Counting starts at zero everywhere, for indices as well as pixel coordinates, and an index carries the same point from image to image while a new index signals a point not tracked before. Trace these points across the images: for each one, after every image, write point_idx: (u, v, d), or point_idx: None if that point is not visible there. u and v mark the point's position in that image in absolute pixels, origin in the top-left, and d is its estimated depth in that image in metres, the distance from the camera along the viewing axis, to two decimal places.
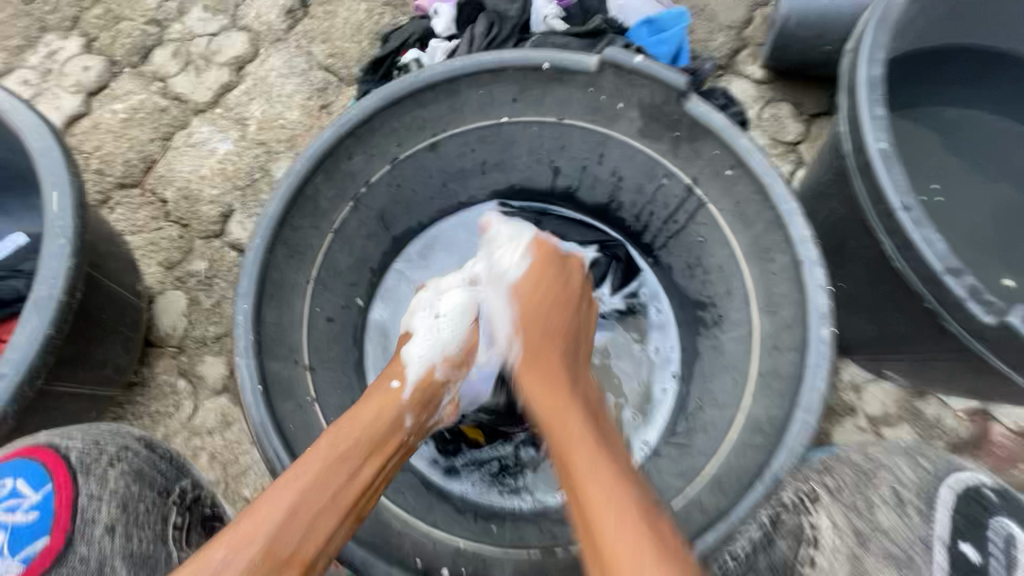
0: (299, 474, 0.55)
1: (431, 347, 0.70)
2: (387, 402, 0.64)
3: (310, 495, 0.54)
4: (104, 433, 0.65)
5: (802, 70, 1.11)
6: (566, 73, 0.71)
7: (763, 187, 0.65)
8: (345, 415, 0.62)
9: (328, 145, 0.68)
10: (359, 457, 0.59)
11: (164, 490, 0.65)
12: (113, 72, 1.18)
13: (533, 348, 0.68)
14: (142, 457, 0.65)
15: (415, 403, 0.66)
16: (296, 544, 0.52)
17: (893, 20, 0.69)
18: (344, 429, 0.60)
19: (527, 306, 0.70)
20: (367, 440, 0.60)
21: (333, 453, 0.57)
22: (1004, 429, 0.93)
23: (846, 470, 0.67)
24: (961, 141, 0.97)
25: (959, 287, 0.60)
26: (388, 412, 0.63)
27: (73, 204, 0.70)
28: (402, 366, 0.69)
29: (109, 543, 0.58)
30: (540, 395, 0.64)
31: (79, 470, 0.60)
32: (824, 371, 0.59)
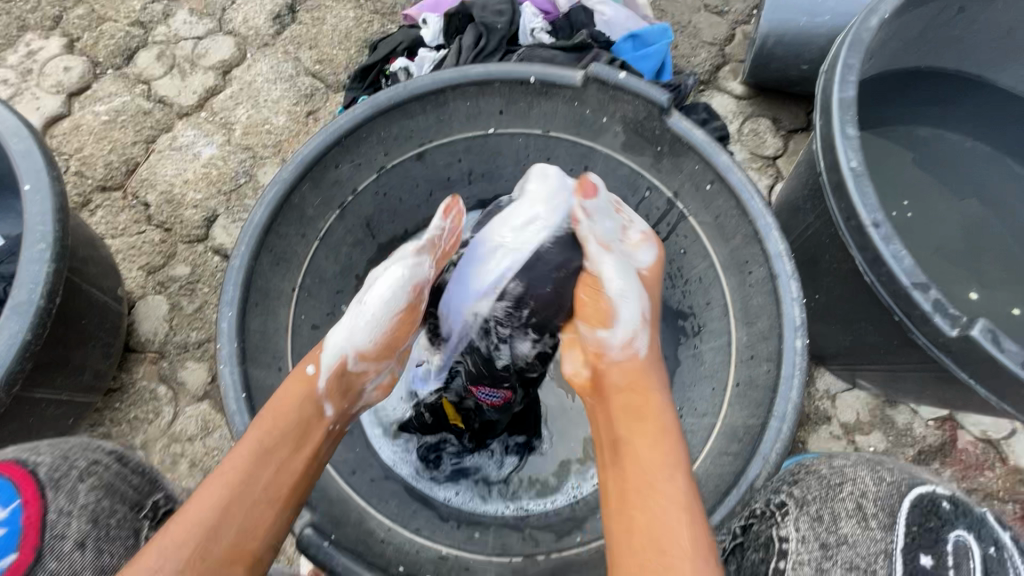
0: (227, 472, 0.56)
1: (349, 333, 0.65)
2: (307, 390, 0.62)
3: (242, 490, 0.56)
4: (73, 448, 0.60)
5: (779, 87, 1.14)
6: (552, 87, 0.73)
7: (740, 203, 0.67)
8: (268, 405, 0.62)
9: (315, 154, 0.69)
10: (284, 450, 0.59)
11: (136, 504, 0.60)
12: (95, 73, 1.17)
13: (653, 349, 0.67)
14: (112, 471, 0.60)
15: (331, 392, 0.63)
16: (232, 539, 0.54)
17: (865, 43, 0.72)
18: (266, 423, 0.60)
19: (652, 298, 0.69)
20: (292, 432, 0.60)
21: (257, 448, 0.58)
22: (970, 437, 0.96)
23: (812, 479, 0.62)
24: (930, 159, 1.01)
25: (925, 301, 0.62)
26: (309, 401, 0.62)
27: (54, 209, 0.69)
28: (319, 349, 0.65)
29: (78, 558, 0.54)
30: (627, 394, 0.62)
31: (48, 485, 0.55)
32: (798, 381, 0.61)
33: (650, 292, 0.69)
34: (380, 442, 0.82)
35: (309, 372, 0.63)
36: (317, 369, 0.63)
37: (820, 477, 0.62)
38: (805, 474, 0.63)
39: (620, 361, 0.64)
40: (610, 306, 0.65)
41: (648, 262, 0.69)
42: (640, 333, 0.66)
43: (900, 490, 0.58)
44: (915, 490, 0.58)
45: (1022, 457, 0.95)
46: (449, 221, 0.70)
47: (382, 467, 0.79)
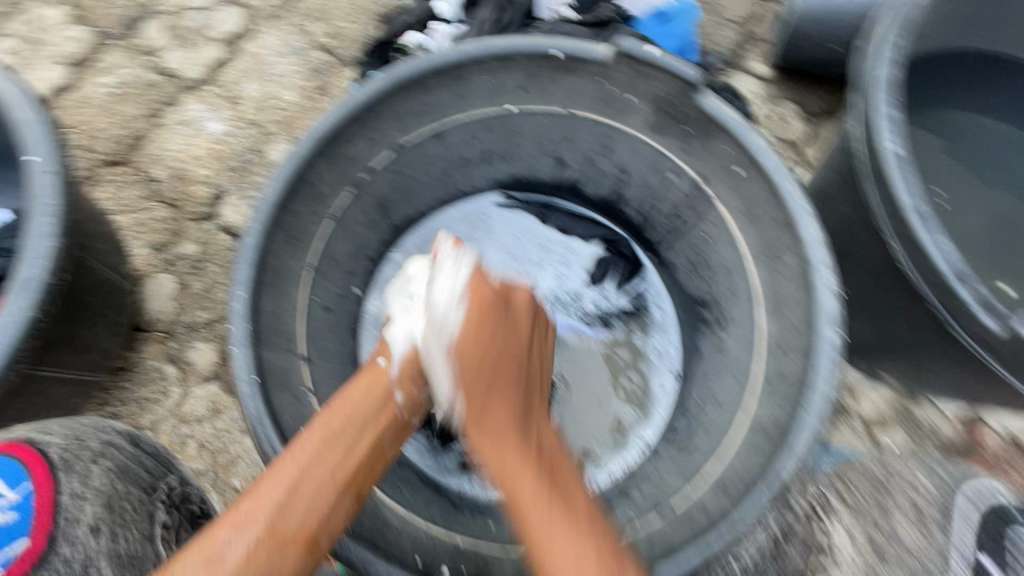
0: (297, 451, 0.54)
1: (416, 323, 0.66)
2: (377, 377, 0.63)
3: (313, 470, 0.54)
4: (84, 430, 0.63)
5: (808, 69, 1.10)
6: (578, 62, 0.69)
7: (774, 188, 0.64)
8: (335, 397, 0.60)
9: (330, 129, 0.66)
10: (355, 433, 0.58)
11: (149, 486, 0.64)
12: (100, 43, 1.14)
13: (473, 402, 0.64)
14: (125, 453, 0.64)
15: (401, 375, 0.64)
16: (300, 519, 0.51)
17: (910, 21, 0.68)
18: (336, 408, 0.59)
19: (462, 362, 0.65)
20: (362, 416, 0.59)
21: (327, 431, 0.56)
22: (993, 434, 0.94)
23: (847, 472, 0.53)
24: (963, 147, 0.97)
25: (967, 295, 0.59)
26: (380, 387, 0.62)
27: (59, 182, 0.66)
28: (386, 344, 0.66)
29: (94, 544, 0.56)
30: (488, 450, 0.61)
31: (61, 467, 0.57)
32: (832, 375, 0.58)
33: (466, 362, 0.65)
34: None
35: (382, 364, 0.64)
36: (391, 360, 0.64)
37: None
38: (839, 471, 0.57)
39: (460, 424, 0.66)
40: None
41: (460, 321, 0.66)
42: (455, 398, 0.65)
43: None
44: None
45: None
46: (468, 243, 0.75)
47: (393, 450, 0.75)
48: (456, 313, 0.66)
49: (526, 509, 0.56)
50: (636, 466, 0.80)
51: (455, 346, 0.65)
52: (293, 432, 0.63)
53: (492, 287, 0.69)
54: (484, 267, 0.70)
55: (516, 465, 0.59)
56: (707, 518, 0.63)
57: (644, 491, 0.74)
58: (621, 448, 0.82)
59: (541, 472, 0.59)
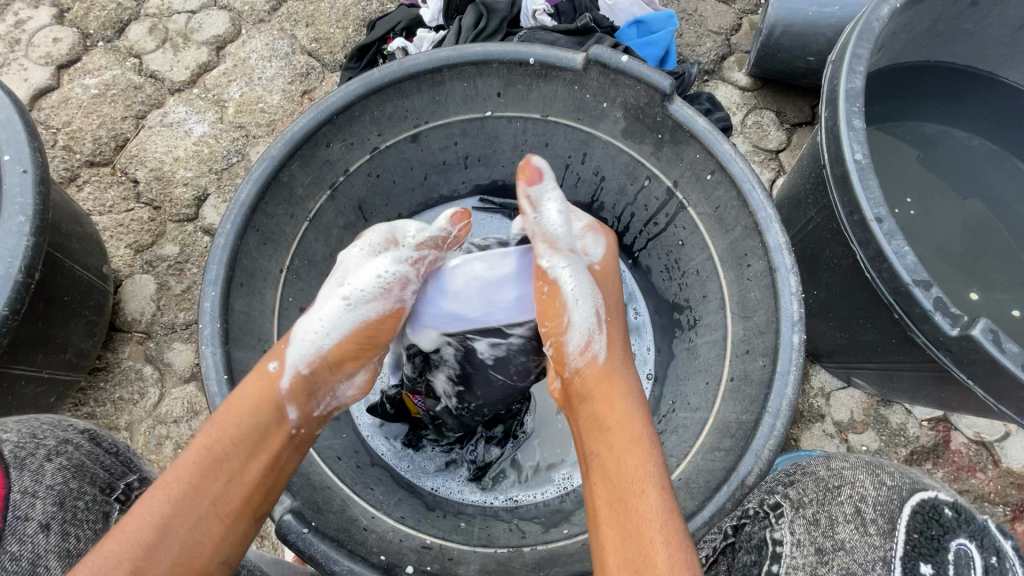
0: (170, 483, 0.50)
1: (328, 316, 0.58)
2: (267, 389, 0.56)
3: (186, 505, 0.49)
4: (43, 427, 0.57)
5: (785, 79, 1.12)
6: (552, 69, 0.70)
7: (741, 194, 0.66)
8: (218, 411, 0.55)
9: (306, 131, 0.66)
10: (239, 456, 0.53)
11: (107, 486, 0.57)
12: (85, 45, 1.14)
13: (614, 348, 0.61)
14: (83, 451, 0.57)
15: (296, 384, 0.57)
16: (173, 559, 0.48)
17: (875, 33, 0.70)
18: (218, 428, 0.54)
19: (608, 296, 0.63)
20: (248, 440, 0.54)
21: (206, 457, 0.52)
22: (963, 438, 0.96)
23: (808, 481, 0.63)
24: (934, 157, 0.99)
25: (926, 300, 0.61)
26: (269, 401, 0.56)
27: (34, 181, 0.67)
28: (285, 344, 0.58)
29: (43, 541, 0.49)
30: (600, 397, 0.58)
31: (13, 463, 0.51)
32: (793, 377, 0.59)
33: (607, 293, 0.63)
34: (369, 428, 0.83)
35: (274, 369, 0.56)
36: (284, 365, 0.57)
37: (819, 479, 0.63)
38: (803, 475, 0.65)
39: (578, 368, 0.60)
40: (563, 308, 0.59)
41: (603, 255, 0.65)
42: (598, 336, 0.60)
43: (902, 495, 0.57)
44: (916, 495, 0.56)
45: (1016, 460, 0.95)
46: (455, 227, 0.66)
47: (367, 454, 0.79)
48: (601, 245, 0.65)
49: (629, 459, 0.53)
50: None
51: (596, 278, 0.64)
52: None
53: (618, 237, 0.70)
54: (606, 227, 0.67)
55: (625, 413, 0.56)
56: None
57: None
58: None
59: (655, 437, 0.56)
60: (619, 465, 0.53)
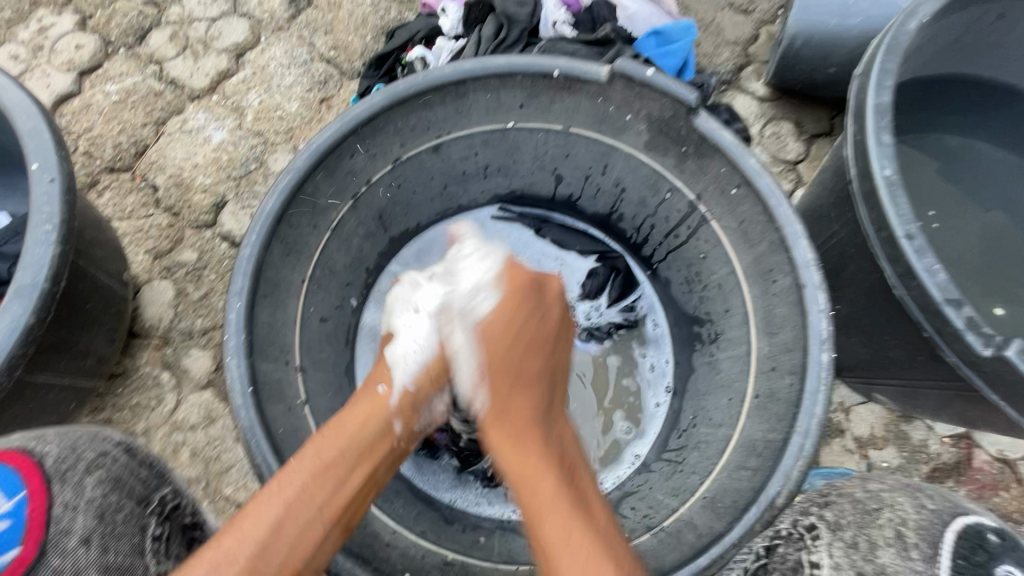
0: (284, 487, 0.56)
1: (417, 343, 0.68)
2: (375, 406, 0.64)
3: (299, 507, 0.56)
4: (82, 438, 0.60)
5: (807, 89, 1.11)
6: (576, 81, 0.70)
7: (767, 209, 0.65)
8: (329, 424, 0.62)
9: (330, 142, 0.66)
10: (345, 467, 0.59)
11: (143, 498, 0.59)
12: (107, 51, 1.15)
13: (495, 398, 0.66)
14: (121, 464, 0.59)
15: (400, 404, 0.65)
16: (282, 558, 0.54)
17: (903, 48, 0.69)
18: (328, 439, 0.60)
19: (493, 350, 0.67)
20: (354, 452, 0.60)
21: (317, 466, 0.58)
22: (986, 456, 0.95)
23: (845, 502, 0.66)
24: (957, 170, 0.98)
25: (958, 318, 0.60)
26: (377, 417, 0.63)
27: (61, 190, 0.67)
28: (387, 369, 0.67)
29: (83, 555, 0.53)
30: (507, 444, 0.63)
31: (54, 477, 0.55)
32: (823, 397, 0.58)
33: (489, 350, 0.67)
34: None
35: (381, 391, 0.65)
36: (390, 388, 0.65)
37: (855, 500, 0.66)
38: (838, 496, 0.68)
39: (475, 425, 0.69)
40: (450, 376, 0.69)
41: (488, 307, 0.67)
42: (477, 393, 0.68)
43: (943, 519, 0.61)
44: (961, 521, 0.61)
45: None
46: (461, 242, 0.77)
47: None
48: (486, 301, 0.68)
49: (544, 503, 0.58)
50: (628, 482, 0.81)
51: (479, 335, 0.67)
52: (285, 445, 0.63)
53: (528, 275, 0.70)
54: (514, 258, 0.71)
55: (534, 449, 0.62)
56: (697, 539, 0.63)
57: (635, 509, 0.75)
58: (614, 463, 0.84)
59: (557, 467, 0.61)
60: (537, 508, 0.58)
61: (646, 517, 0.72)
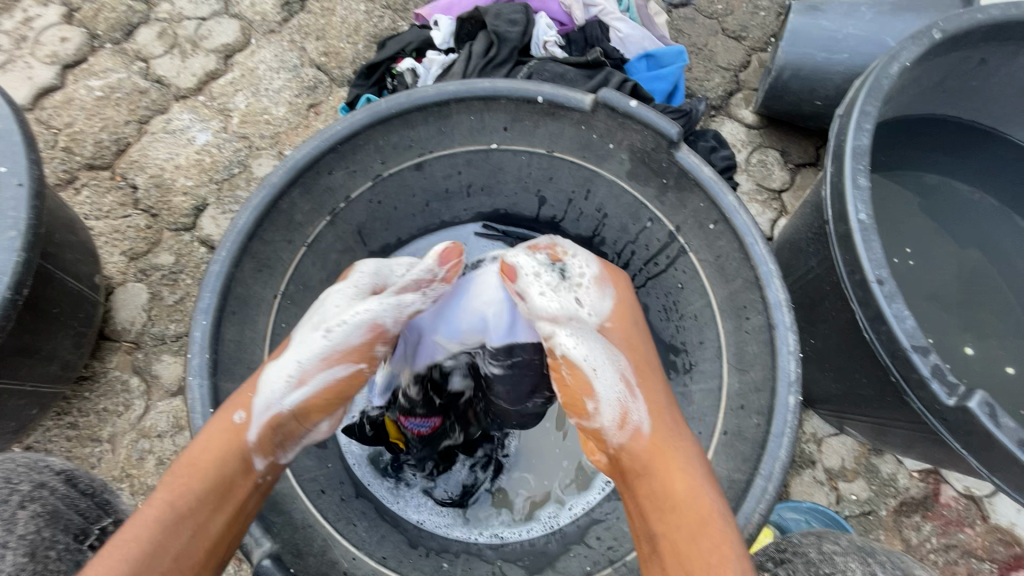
0: (130, 543, 0.51)
1: (301, 363, 0.61)
2: (231, 441, 0.57)
3: (151, 561, 0.51)
4: (17, 470, 0.54)
5: (794, 119, 1.12)
6: (560, 108, 0.70)
7: (743, 247, 0.65)
8: (187, 451, 0.57)
9: (308, 159, 0.66)
10: (203, 512, 0.55)
11: (81, 532, 0.54)
12: (92, 46, 1.13)
13: (656, 411, 0.61)
14: (58, 495, 0.53)
15: (263, 439, 0.59)
16: None
17: (884, 91, 0.70)
18: (181, 479, 0.55)
19: (627, 349, 0.65)
20: (215, 493, 0.56)
21: (170, 513, 0.53)
22: (953, 492, 0.96)
23: (799, 562, 0.58)
24: (936, 208, 0.99)
25: (924, 365, 0.60)
26: (235, 455, 0.58)
27: (29, 195, 0.66)
28: (250, 392, 0.60)
29: None
30: (656, 461, 0.58)
31: None
32: (787, 440, 0.58)
33: (620, 342, 0.66)
34: (355, 457, 0.81)
35: (239, 422, 0.58)
36: (250, 416, 0.58)
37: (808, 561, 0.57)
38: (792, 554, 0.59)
39: (622, 443, 0.60)
40: (587, 378, 0.62)
41: (608, 309, 0.68)
42: (632, 403, 0.61)
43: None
44: None
45: (1004, 516, 0.94)
46: (444, 266, 0.68)
47: (354, 485, 0.77)
48: (604, 302, 0.68)
49: (702, 522, 0.54)
50: (596, 509, 0.79)
51: (607, 334, 0.66)
52: None
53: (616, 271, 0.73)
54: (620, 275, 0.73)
55: (678, 497, 0.56)
56: None
57: (601, 539, 0.74)
58: (584, 489, 0.83)
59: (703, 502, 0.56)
60: (676, 542, 0.54)
61: (611, 550, 0.71)
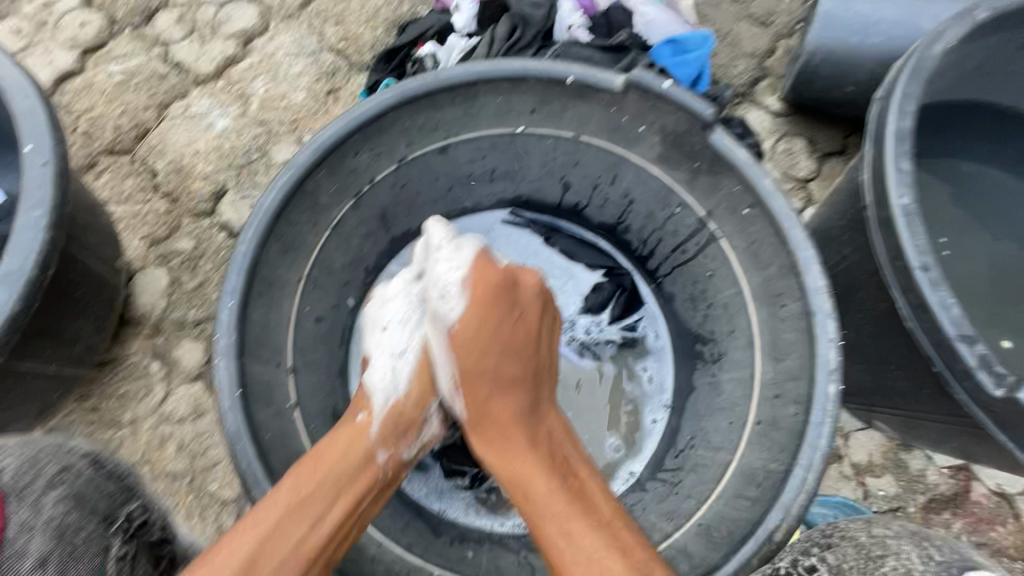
0: (261, 521, 0.55)
1: (398, 346, 0.66)
2: (353, 436, 0.62)
3: (278, 534, 0.55)
4: (45, 450, 0.54)
5: (821, 107, 1.09)
6: (590, 89, 0.68)
7: (780, 231, 0.63)
8: (314, 450, 0.61)
9: (334, 140, 0.65)
10: (323, 501, 0.58)
11: (107, 516, 0.52)
12: (112, 31, 1.13)
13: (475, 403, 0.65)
14: (84, 479, 0.53)
15: (382, 432, 0.64)
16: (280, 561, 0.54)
17: (927, 73, 0.67)
18: (306, 473, 0.58)
19: (463, 358, 0.64)
20: (333, 483, 0.59)
21: (294, 500, 0.56)
22: (984, 489, 0.93)
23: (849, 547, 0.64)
24: (972, 197, 0.96)
25: (970, 356, 0.58)
26: (357, 447, 0.62)
27: (54, 174, 0.65)
28: (365, 397, 0.66)
29: None
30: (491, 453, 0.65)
31: (11, 496, 0.48)
32: (827, 429, 0.57)
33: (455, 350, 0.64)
34: None
35: (361, 419, 0.64)
36: (369, 415, 0.64)
37: (858, 544, 0.64)
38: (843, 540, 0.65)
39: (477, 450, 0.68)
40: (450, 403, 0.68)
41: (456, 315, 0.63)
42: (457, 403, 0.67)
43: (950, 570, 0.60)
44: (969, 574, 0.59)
45: None
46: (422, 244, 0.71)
47: None
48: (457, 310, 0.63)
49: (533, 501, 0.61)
50: (620, 500, 0.79)
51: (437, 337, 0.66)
52: (273, 450, 0.62)
53: (501, 275, 0.64)
54: (490, 251, 0.66)
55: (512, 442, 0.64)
56: None
57: None
58: (607, 480, 0.81)
59: (554, 478, 0.62)
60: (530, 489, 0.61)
61: None
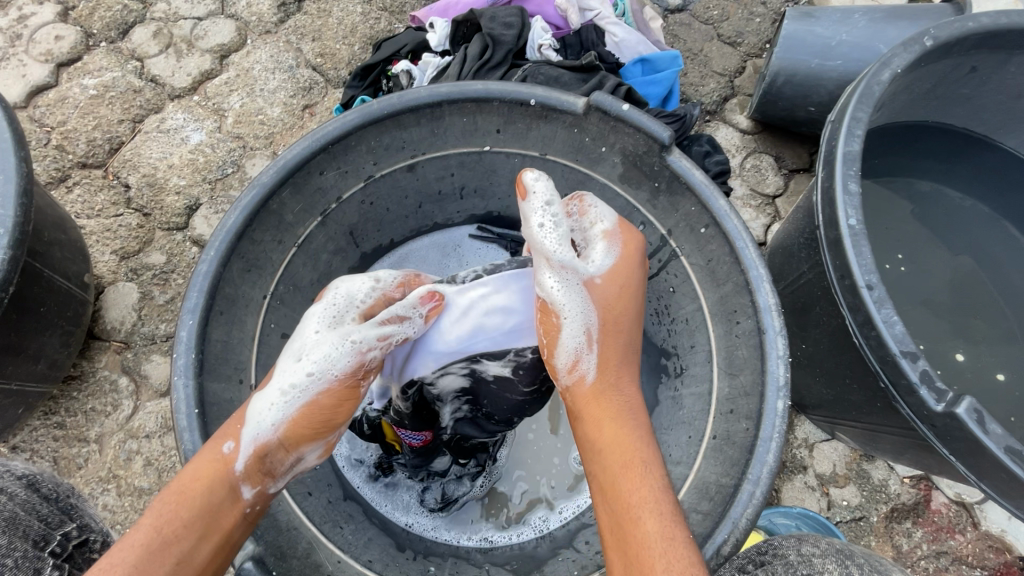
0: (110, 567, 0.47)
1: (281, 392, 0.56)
2: (218, 468, 0.53)
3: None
4: None
5: (787, 126, 1.13)
6: (553, 111, 0.70)
7: (734, 251, 0.65)
8: (176, 479, 0.53)
9: (299, 159, 0.65)
10: (188, 541, 0.50)
11: (41, 539, 0.51)
12: (87, 45, 1.13)
13: (606, 363, 0.61)
14: (17, 501, 0.52)
15: (250, 468, 0.54)
16: None
17: (875, 98, 0.70)
18: (171, 506, 0.51)
19: (606, 312, 0.61)
20: (198, 521, 0.51)
21: (153, 542, 0.49)
22: (944, 499, 0.95)
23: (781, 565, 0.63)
24: (930, 215, 0.99)
25: (912, 371, 0.60)
26: (222, 483, 0.53)
27: (16, 192, 0.66)
28: (240, 422, 0.56)
29: None
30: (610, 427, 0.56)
31: None
32: (775, 445, 0.59)
33: (607, 306, 0.62)
34: (345, 460, 0.82)
35: (228, 452, 0.54)
36: (240, 448, 0.54)
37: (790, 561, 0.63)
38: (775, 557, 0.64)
39: (567, 385, 0.61)
40: (557, 324, 0.61)
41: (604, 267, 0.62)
42: (587, 354, 0.60)
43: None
44: None
45: (996, 523, 0.94)
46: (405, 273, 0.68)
47: (342, 487, 0.78)
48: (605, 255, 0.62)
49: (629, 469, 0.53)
50: (586, 513, 0.80)
51: (594, 291, 0.61)
52: None
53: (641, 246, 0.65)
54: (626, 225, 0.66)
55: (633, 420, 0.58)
56: None
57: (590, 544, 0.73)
58: (573, 493, 0.83)
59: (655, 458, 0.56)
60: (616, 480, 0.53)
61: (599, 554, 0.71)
